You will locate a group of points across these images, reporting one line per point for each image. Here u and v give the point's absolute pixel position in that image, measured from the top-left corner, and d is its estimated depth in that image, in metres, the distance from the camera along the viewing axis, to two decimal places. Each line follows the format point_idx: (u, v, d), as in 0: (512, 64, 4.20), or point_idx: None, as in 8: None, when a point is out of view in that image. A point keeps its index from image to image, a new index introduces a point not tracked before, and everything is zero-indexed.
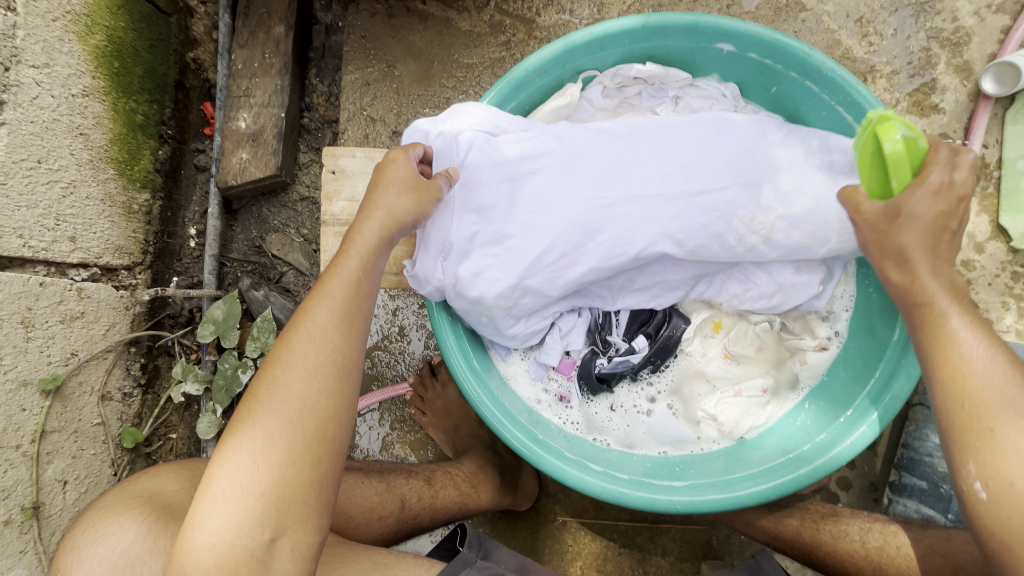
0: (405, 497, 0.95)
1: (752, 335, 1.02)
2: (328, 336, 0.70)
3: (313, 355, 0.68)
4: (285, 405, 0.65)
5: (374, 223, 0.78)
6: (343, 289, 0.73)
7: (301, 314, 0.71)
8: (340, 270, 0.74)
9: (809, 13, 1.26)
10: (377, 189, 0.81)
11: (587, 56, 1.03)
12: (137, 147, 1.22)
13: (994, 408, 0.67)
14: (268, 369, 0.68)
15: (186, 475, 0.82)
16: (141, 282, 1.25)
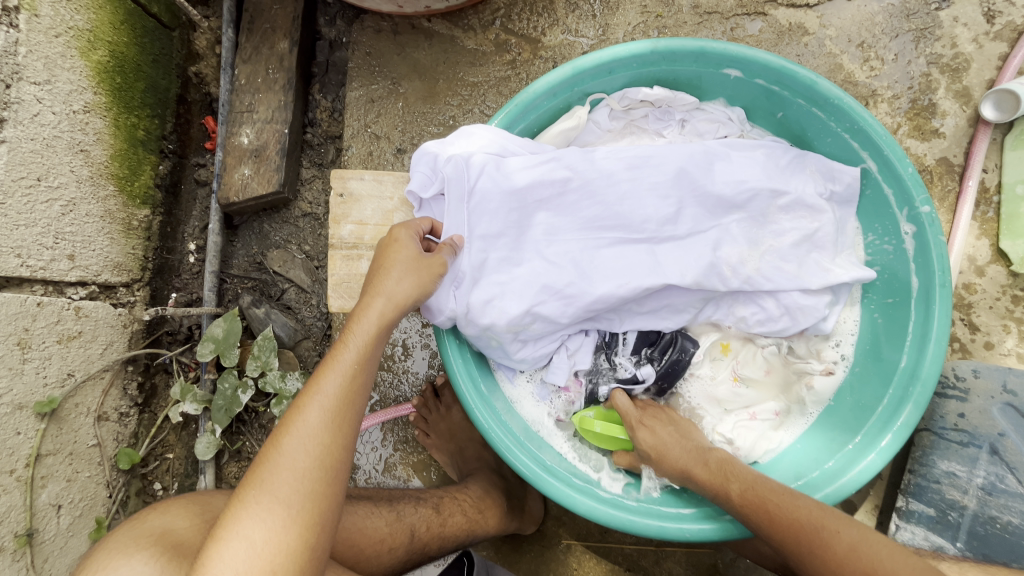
0: (414, 527, 0.93)
1: (761, 359, 1.02)
2: (319, 437, 0.68)
3: (305, 456, 0.67)
4: (276, 506, 0.65)
5: (374, 313, 0.76)
6: (338, 383, 0.71)
7: (294, 407, 0.70)
8: (337, 362, 0.73)
9: (811, 37, 1.28)
10: (381, 275, 0.78)
11: (595, 79, 1.04)
12: (137, 163, 1.21)
13: (845, 559, 0.70)
14: (260, 468, 0.67)
15: (195, 511, 0.80)
16: (139, 300, 1.23)
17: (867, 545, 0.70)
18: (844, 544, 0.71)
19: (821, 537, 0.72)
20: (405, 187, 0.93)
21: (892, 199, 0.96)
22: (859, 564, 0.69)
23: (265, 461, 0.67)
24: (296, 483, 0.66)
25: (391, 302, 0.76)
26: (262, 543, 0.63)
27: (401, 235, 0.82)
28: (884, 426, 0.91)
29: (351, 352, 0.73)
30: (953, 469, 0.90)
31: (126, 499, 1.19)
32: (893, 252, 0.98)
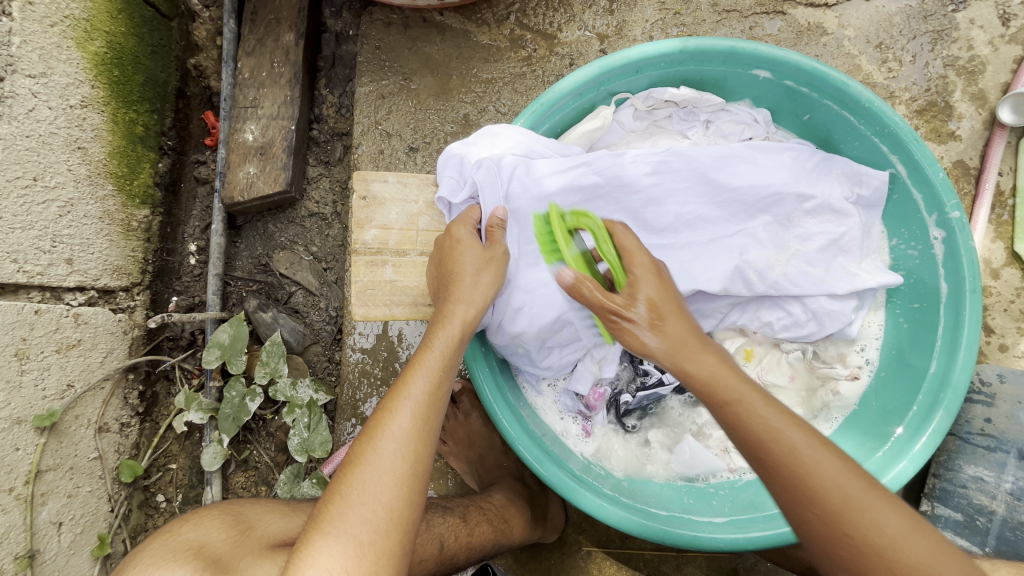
0: (444, 536, 0.90)
1: (785, 364, 1.02)
2: (414, 437, 0.67)
3: (399, 457, 0.65)
4: (371, 509, 0.62)
5: (457, 317, 0.76)
6: (426, 384, 0.70)
7: (383, 409, 0.68)
8: (422, 365, 0.71)
9: (830, 37, 1.26)
10: (452, 274, 0.79)
11: (621, 79, 1.01)
12: (136, 161, 1.15)
13: (845, 512, 0.59)
14: (351, 470, 0.64)
15: (229, 523, 0.77)
16: (140, 304, 1.17)
17: (881, 502, 0.60)
18: (845, 497, 0.60)
19: (822, 491, 0.60)
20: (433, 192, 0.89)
21: (921, 204, 0.96)
22: (861, 519, 0.59)
23: (354, 463, 0.65)
24: (391, 484, 0.63)
25: (469, 305, 0.78)
26: (360, 546, 0.60)
27: (467, 232, 0.82)
28: (914, 430, 0.91)
29: (436, 354, 0.73)
30: (981, 474, 0.91)
31: (128, 513, 1.15)
32: (923, 256, 0.97)
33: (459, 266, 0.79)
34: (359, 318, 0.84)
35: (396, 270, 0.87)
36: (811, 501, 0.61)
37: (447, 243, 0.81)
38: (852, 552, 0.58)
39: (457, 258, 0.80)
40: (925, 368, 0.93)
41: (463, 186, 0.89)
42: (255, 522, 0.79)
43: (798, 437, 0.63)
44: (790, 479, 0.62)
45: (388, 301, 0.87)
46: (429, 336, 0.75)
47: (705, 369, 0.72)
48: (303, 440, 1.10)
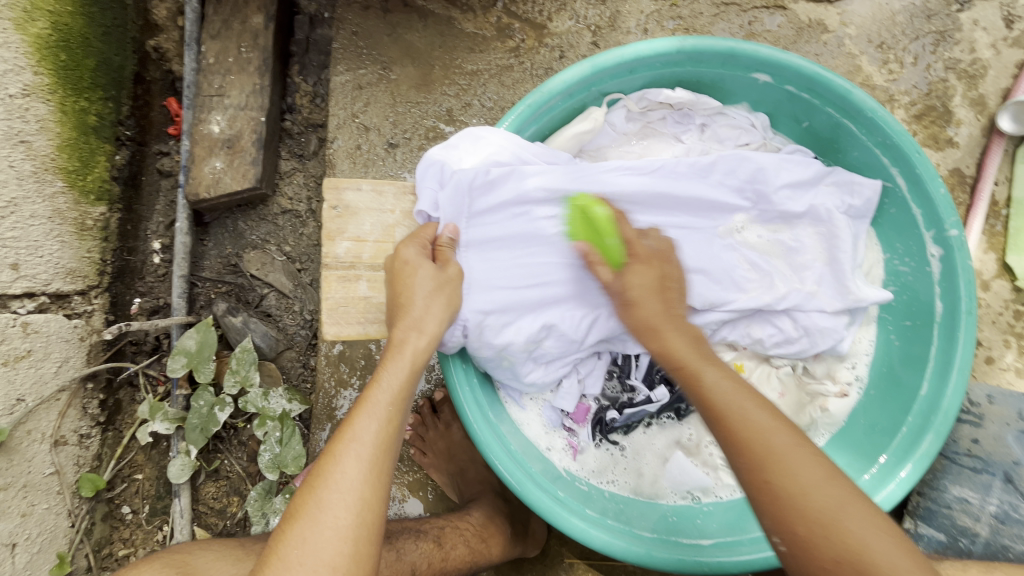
0: (415, 565, 0.87)
1: (775, 380, 0.99)
2: (358, 484, 0.65)
3: (342, 509, 0.63)
4: (313, 567, 0.60)
5: (406, 350, 0.74)
6: (373, 426, 0.68)
7: (326, 456, 0.67)
8: (369, 404, 0.70)
9: (831, 35, 1.21)
10: (400, 299, 0.75)
11: (614, 79, 0.95)
12: (90, 154, 1.07)
13: (769, 462, 0.63)
14: (294, 525, 0.63)
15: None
16: (99, 307, 1.10)
17: (805, 457, 0.64)
18: (779, 446, 0.64)
19: (754, 442, 0.65)
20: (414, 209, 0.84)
21: (920, 219, 0.92)
22: (778, 470, 0.63)
23: (297, 515, 0.63)
24: (334, 539, 0.62)
25: (420, 334, 0.75)
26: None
27: (419, 251, 0.78)
28: (901, 456, 0.89)
29: (384, 392, 0.71)
30: (966, 495, 0.90)
31: (91, 527, 1.10)
32: (916, 272, 0.95)
33: (406, 290, 0.75)
34: (331, 337, 0.79)
35: (370, 285, 0.82)
36: (746, 458, 0.65)
37: (394, 264, 0.77)
38: (771, 495, 0.62)
39: (405, 283, 0.75)
40: (915, 389, 0.92)
41: (445, 196, 0.84)
42: (200, 570, 0.78)
43: (759, 412, 0.67)
44: (723, 429, 0.68)
45: (362, 317, 0.82)
46: (377, 372, 0.73)
47: (662, 344, 0.77)
48: (275, 456, 1.04)
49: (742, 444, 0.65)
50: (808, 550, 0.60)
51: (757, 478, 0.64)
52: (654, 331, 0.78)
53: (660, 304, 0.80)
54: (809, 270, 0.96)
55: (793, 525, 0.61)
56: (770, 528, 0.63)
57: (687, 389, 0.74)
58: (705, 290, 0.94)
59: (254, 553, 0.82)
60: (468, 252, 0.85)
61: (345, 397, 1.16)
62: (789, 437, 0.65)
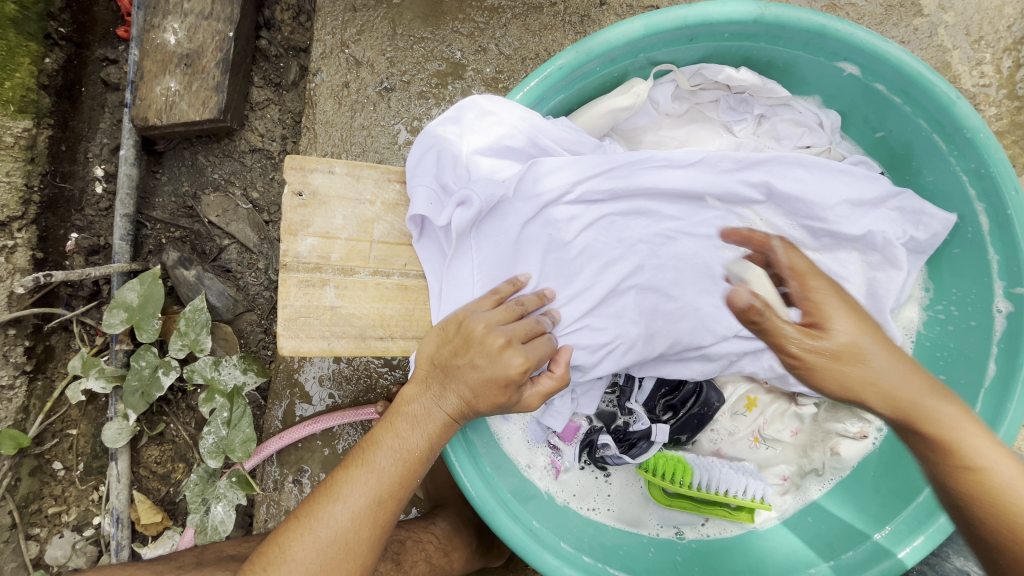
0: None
1: (790, 417, 0.90)
2: (352, 531, 0.56)
3: (337, 558, 0.55)
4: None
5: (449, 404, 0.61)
6: (394, 469, 0.59)
7: (332, 490, 0.57)
8: (391, 441, 0.59)
9: (924, 20, 1.02)
10: (460, 372, 0.60)
11: (668, 47, 0.77)
12: (8, 52, 0.88)
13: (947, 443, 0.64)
14: (275, 564, 0.55)
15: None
16: (23, 243, 0.94)
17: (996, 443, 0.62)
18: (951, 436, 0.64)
19: (937, 430, 0.65)
20: (409, 214, 0.64)
21: (994, 267, 0.78)
22: (984, 457, 0.61)
23: (281, 553, 0.55)
24: None
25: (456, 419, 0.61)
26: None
27: (505, 318, 0.63)
28: (914, 524, 0.79)
29: (412, 437, 0.60)
30: (967, 568, 0.83)
31: (15, 483, 1.00)
32: (963, 323, 0.83)
33: (473, 368, 0.60)
34: (286, 356, 0.61)
35: (339, 293, 0.64)
36: (982, 498, 0.60)
37: (473, 327, 0.61)
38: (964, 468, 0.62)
39: (477, 337, 0.60)
40: None
41: (444, 195, 0.65)
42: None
43: (941, 403, 0.66)
44: (915, 430, 0.66)
45: (327, 331, 0.64)
46: (409, 410, 0.61)
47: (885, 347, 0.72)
48: (220, 440, 0.89)
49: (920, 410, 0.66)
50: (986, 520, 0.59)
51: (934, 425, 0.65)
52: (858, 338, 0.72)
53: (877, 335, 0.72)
54: None
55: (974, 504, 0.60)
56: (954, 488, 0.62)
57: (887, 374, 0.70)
58: (725, 316, 0.83)
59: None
60: (476, 273, 0.67)
61: (307, 370, 1.04)
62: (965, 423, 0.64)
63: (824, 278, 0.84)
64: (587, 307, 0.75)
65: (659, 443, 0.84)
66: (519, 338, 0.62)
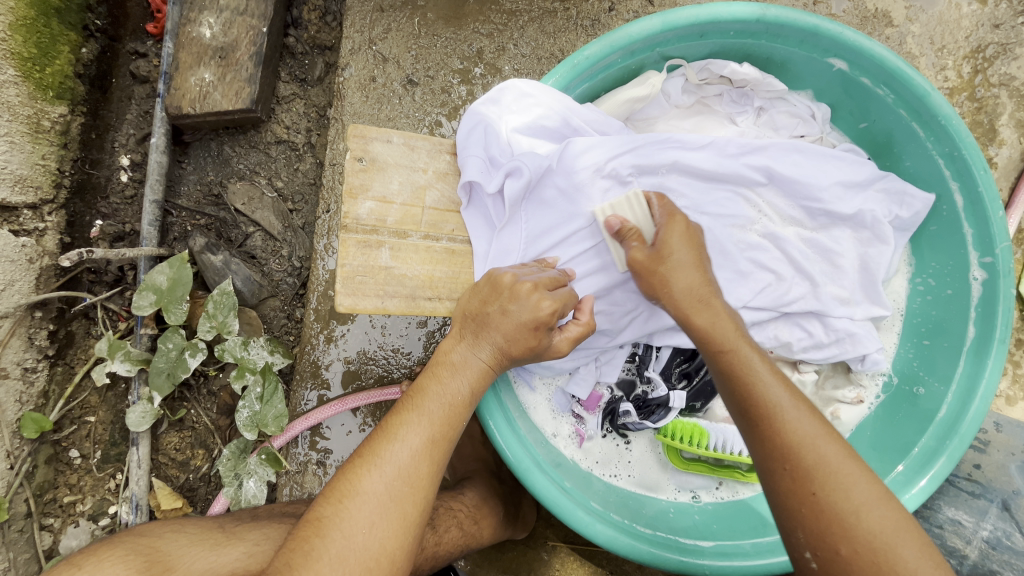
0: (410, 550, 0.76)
1: (792, 383, 0.97)
2: (413, 466, 0.58)
3: (403, 491, 0.57)
4: (372, 555, 0.54)
5: (487, 351, 0.64)
6: (443, 412, 0.62)
7: (390, 432, 0.60)
8: (439, 387, 0.63)
9: (894, 30, 1.14)
10: (492, 321, 0.64)
11: (681, 42, 0.85)
12: (50, 40, 0.91)
13: (812, 467, 0.59)
14: (346, 499, 0.56)
15: (138, 565, 0.61)
16: (52, 226, 0.95)
17: (861, 474, 0.59)
18: (818, 458, 0.60)
19: (795, 445, 0.61)
20: (459, 181, 0.70)
21: (969, 240, 0.87)
22: (829, 485, 0.58)
23: (350, 490, 0.57)
24: (386, 522, 0.56)
25: (491, 365, 0.65)
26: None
27: (532, 273, 0.68)
28: (915, 470, 0.87)
29: (454, 385, 0.63)
30: (960, 517, 0.90)
31: (32, 470, 0.98)
32: (941, 292, 0.92)
33: (502, 315, 0.63)
34: (345, 311, 0.66)
35: (394, 255, 0.68)
36: (823, 524, 0.57)
37: (501, 276, 0.64)
38: (813, 508, 0.58)
39: (503, 285, 0.64)
40: (933, 409, 0.89)
41: (490, 166, 0.71)
42: (174, 559, 0.64)
43: (810, 420, 0.62)
44: (768, 438, 0.62)
45: (381, 291, 0.69)
46: (449, 363, 0.64)
47: (707, 318, 0.71)
48: (254, 414, 0.92)
49: (767, 414, 0.63)
50: (825, 543, 0.57)
51: (772, 422, 0.63)
52: (705, 300, 0.72)
53: (700, 274, 0.73)
54: (846, 276, 0.92)
55: (824, 535, 0.57)
56: (799, 529, 0.59)
57: (729, 379, 0.68)
58: (735, 288, 0.91)
59: (241, 541, 0.68)
60: (519, 238, 0.75)
61: (331, 354, 1.07)
62: (833, 442, 0.61)
63: (822, 255, 0.93)
64: (614, 277, 0.82)
65: (675, 409, 0.91)
66: (545, 284, 0.65)
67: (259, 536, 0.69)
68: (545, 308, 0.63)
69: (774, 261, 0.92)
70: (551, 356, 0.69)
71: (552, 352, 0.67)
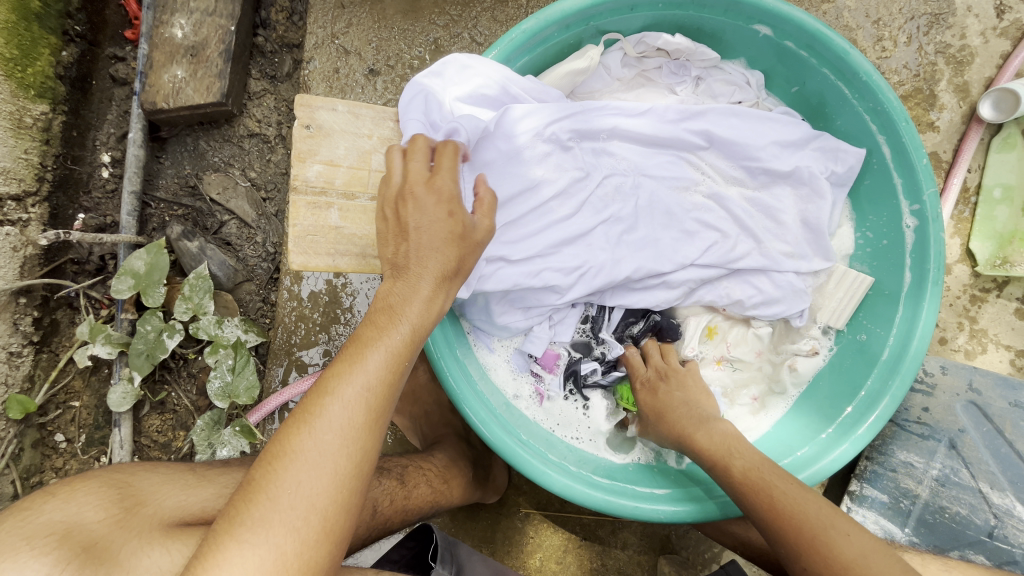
0: (376, 502, 0.80)
1: (750, 339, 0.99)
2: (352, 423, 0.58)
3: (340, 449, 0.57)
4: (309, 510, 0.55)
5: (418, 302, 0.63)
6: (382, 365, 0.60)
7: (325, 390, 0.58)
8: (378, 338, 0.61)
9: (830, 5, 1.21)
10: (408, 231, 0.65)
11: (614, 15, 0.91)
12: (31, 43, 0.98)
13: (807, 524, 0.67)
14: (282, 457, 0.56)
15: (111, 498, 0.64)
16: (36, 218, 1.01)
17: (838, 530, 0.66)
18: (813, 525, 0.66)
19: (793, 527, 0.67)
20: (402, 143, 0.76)
21: (899, 189, 0.91)
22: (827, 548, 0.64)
23: (286, 448, 0.56)
24: (325, 481, 0.56)
25: (440, 280, 0.64)
26: (283, 556, 0.54)
27: (419, 185, 0.66)
28: (863, 411, 0.91)
29: (391, 327, 0.62)
30: (911, 460, 0.94)
31: (18, 452, 1.02)
32: (878, 243, 0.96)
33: (412, 212, 0.65)
34: (296, 267, 0.71)
35: (343, 215, 0.74)
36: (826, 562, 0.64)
37: (402, 186, 0.66)
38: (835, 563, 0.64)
39: (403, 190, 0.66)
40: (878, 353, 0.93)
41: (432, 129, 0.77)
42: (147, 495, 0.67)
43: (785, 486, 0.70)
44: (803, 547, 0.66)
45: (332, 250, 0.74)
46: (384, 313, 0.63)
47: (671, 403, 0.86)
48: (225, 385, 0.98)
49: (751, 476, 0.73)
50: None
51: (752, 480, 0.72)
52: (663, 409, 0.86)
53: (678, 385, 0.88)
54: (788, 232, 0.96)
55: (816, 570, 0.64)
56: None
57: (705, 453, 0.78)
58: (681, 247, 0.93)
59: (211, 483, 0.73)
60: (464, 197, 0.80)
61: (304, 333, 1.11)
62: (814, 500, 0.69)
63: (765, 213, 0.97)
64: (560, 236, 0.86)
65: (634, 367, 0.97)
66: (441, 166, 0.68)
67: (227, 480, 0.75)
68: (446, 186, 0.66)
69: (720, 220, 0.95)
70: (484, 239, 0.70)
71: (479, 236, 0.68)
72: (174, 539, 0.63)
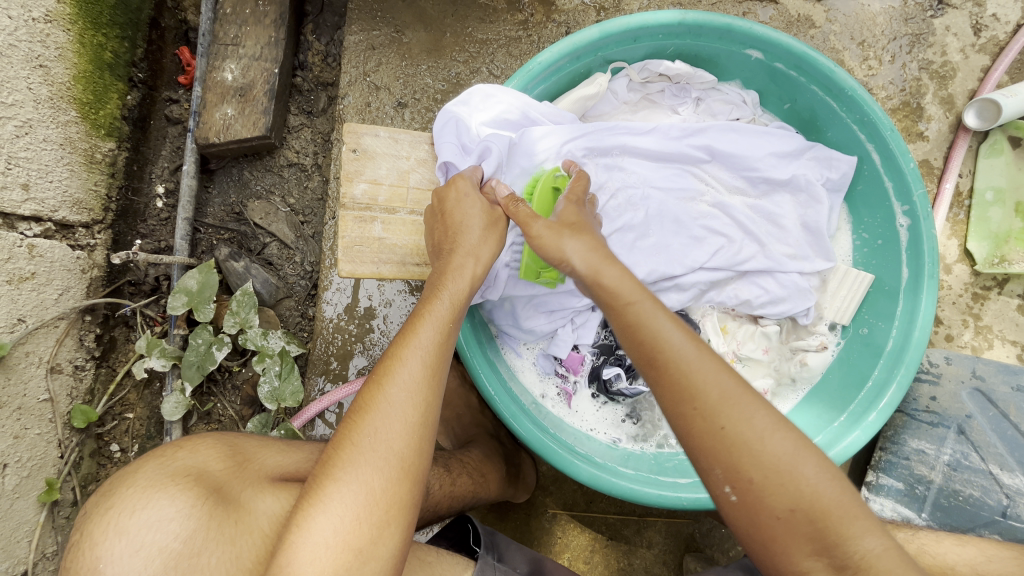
0: (429, 485, 0.86)
1: (757, 338, 1.05)
2: (437, 353, 0.67)
3: (428, 374, 0.65)
4: (408, 429, 0.62)
5: (467, 271, 0.73)
6: (452, 311, 0.70)
7: (392, 357, 0.65)
8: (449, 285, 0.71)
9: (818, 30, 1.31)
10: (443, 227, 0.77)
11: (619, 46, 1.01)
12: (103, 89, 1.10)
13: (722, 408, 0.61)
14: (379, 385, 0.64)
15: (225, 452, 0.72)
16: (101, 243, 1.12)
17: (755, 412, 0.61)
18: (720, 393, 0.62)
19: (699, 387, 0.62)
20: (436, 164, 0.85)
21: (891, 191, 0.99)
22: (733, 416, 0.60)
23: (383, 377, 0.64)
24: (417, 403, 0.64)
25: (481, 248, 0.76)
26: (390, 463, 0.61)
27: (448, 189, 0.79)
28: (868, 404, 0.96)
29: (461, 276, 0.72)
30: (923, 447, 0.98)
31: (79, 461, 1.10)
32: (874, 242, 1.04)
33: (444, 212, 0.77)
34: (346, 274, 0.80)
35: (385, 228, 0.83)
36: (736, 458, 0.59)
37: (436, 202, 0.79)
38: (723, 446, 0.60)
39: (438, 205, 0.79)
40: (883, 344, 0.98)
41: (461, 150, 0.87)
42: (252, 454, 0.74)
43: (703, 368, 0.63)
44: (703, 426, 0.61)
45: (376, 258, 0.83)
46: (438, 284, 0.71)
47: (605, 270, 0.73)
48: (273, 389, 1.07)
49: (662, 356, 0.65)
50: (741, 480, 0.59)
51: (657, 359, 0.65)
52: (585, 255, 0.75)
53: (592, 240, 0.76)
54: (789, 235, 1.03)
55: (734, 467, 0.59)
56: (718, 477, 0.60)
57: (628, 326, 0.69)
58: (690, 251, 1.01)
59: (301, 448, 0.81)
60: None
61: (340, 344, 1.20)
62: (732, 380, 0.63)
63: (767, 219, 1.04)
64: None
65: None
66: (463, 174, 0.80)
67: None
68: (464, 186, 0.78)
69: (725, 226, 1.02)
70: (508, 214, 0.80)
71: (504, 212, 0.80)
72: (281, 489, 0.71)
